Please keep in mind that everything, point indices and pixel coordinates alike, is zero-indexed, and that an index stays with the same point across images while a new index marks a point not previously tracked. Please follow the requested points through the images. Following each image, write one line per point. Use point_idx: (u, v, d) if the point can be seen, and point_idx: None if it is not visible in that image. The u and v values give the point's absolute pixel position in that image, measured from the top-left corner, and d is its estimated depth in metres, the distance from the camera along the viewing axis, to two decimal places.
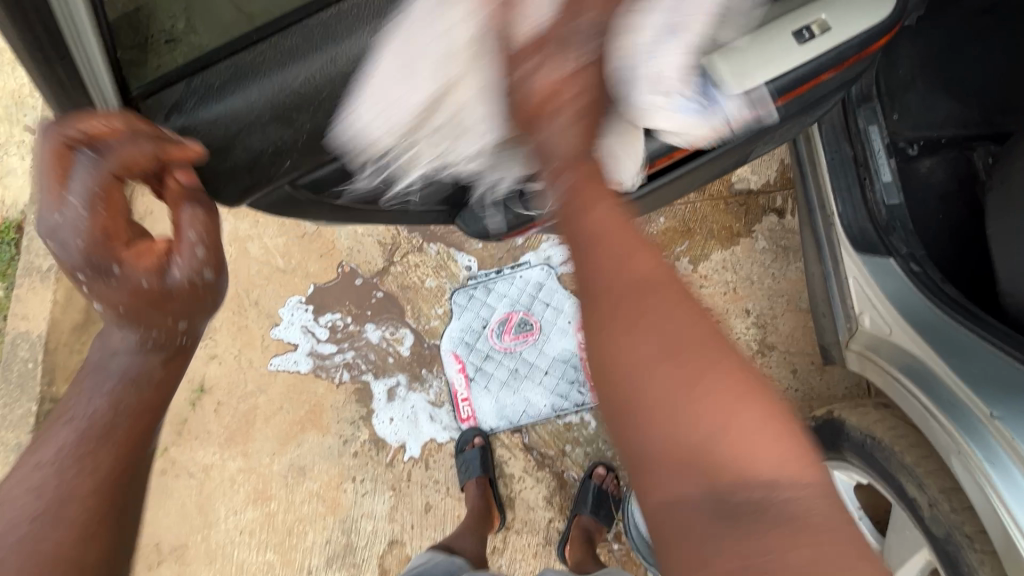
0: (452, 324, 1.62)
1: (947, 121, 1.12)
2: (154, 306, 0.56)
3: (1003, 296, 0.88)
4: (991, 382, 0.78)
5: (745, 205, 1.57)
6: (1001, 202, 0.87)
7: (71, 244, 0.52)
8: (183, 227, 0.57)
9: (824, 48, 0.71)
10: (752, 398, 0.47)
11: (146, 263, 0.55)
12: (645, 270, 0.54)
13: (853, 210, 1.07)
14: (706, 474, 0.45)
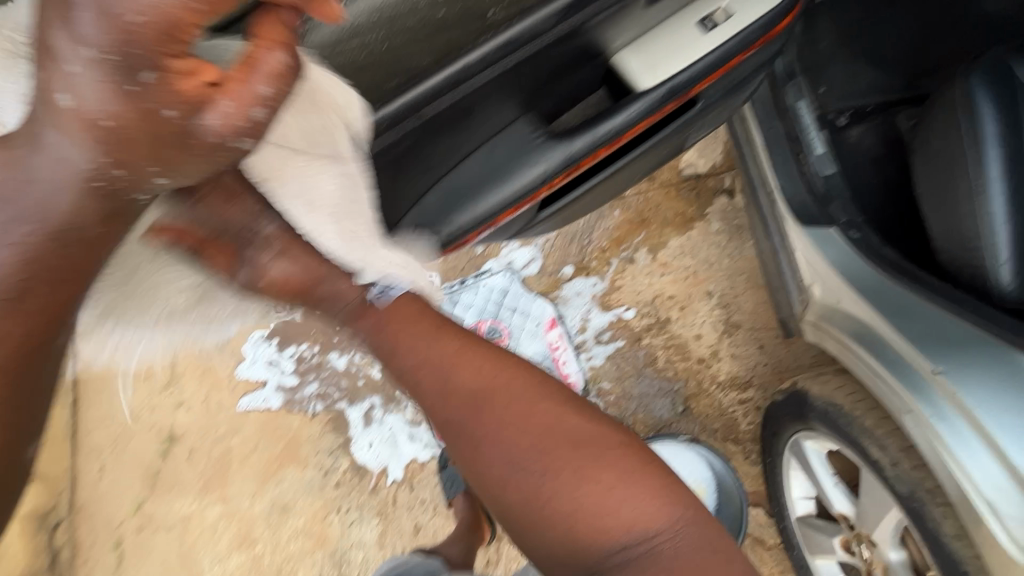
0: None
1: (872, 90, 1.15)
2: (134, 141, 0.41)
3: (938, 254, 0.90)
4: (933, 339, 0.79)
5: (695, 190, 1.59)
6: (926, 162, 0.89)
7: (127, 15, 0.36)
8: (251, 81, 0.43)
9: (729, 34, 0.70)
10: (601, 469, 0.60)
11: (182, 98, 0.40)
12: (483, 383, 0.63)
13: (792, 184, 1.09)
14: (587, 555, 0.58)
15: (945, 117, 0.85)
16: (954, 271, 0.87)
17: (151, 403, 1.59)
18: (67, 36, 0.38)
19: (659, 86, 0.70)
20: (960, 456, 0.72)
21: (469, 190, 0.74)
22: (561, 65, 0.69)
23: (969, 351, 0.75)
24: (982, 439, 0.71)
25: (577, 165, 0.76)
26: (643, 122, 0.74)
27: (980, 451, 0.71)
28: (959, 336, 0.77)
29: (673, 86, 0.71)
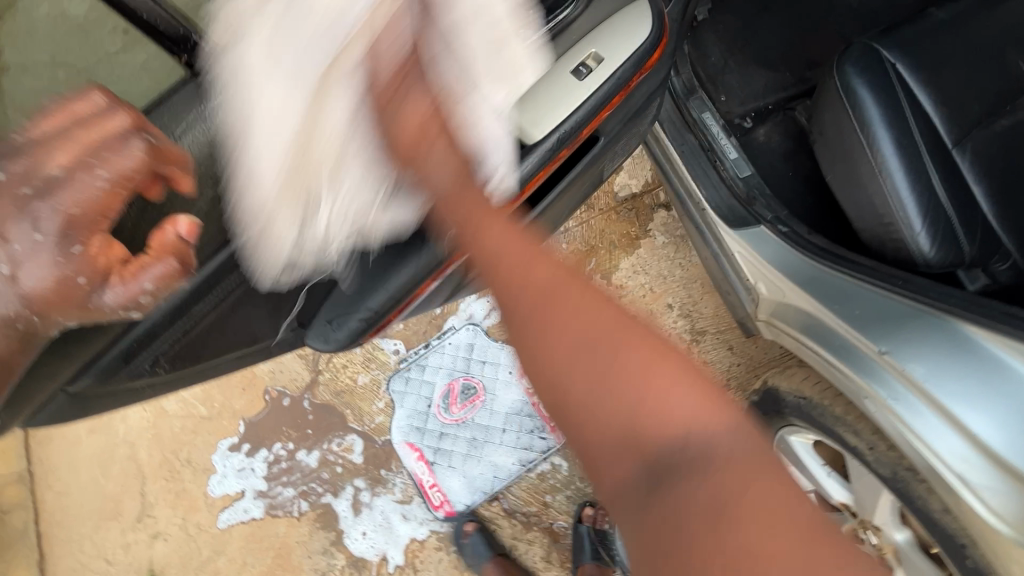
0: (397, 413, 1.55)
1: (768, 89, 1.21)
2: (57, 301, 0.49)
3: (860, 232, 0.92)
4: (875, 321, 0.80)
5: (634, 209, 1.62)
6: (829, 149, 0.92)
7: (62, 207, 0.48)
8: (145, 269, 0.51)
9: (603, 78, 0.71)
10: (666, 368, 0.54)
11: (95, 264, 0.49)
12: (549, 279, 0.60)
13: (717, 192, 1.12)
14: (646, 442, 0.51)
15: (830, 106, 0.89)
16: (877, 248, 0.90)
17: (125, 541, 1.50)
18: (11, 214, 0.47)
19: (546, 140, 0.70)
20: (927, 435, 0.73)
21: (377, 273, 0.70)
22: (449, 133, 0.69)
23: (911, 324, 0.77)
24: (943, 417, 0.71)
25: (487, 226, 0.73)
26: (541, 175, 0.74)
27: (945, 429, 0.71)
28: (898, 315, 0.78)
29: (561, 136, 0.71)
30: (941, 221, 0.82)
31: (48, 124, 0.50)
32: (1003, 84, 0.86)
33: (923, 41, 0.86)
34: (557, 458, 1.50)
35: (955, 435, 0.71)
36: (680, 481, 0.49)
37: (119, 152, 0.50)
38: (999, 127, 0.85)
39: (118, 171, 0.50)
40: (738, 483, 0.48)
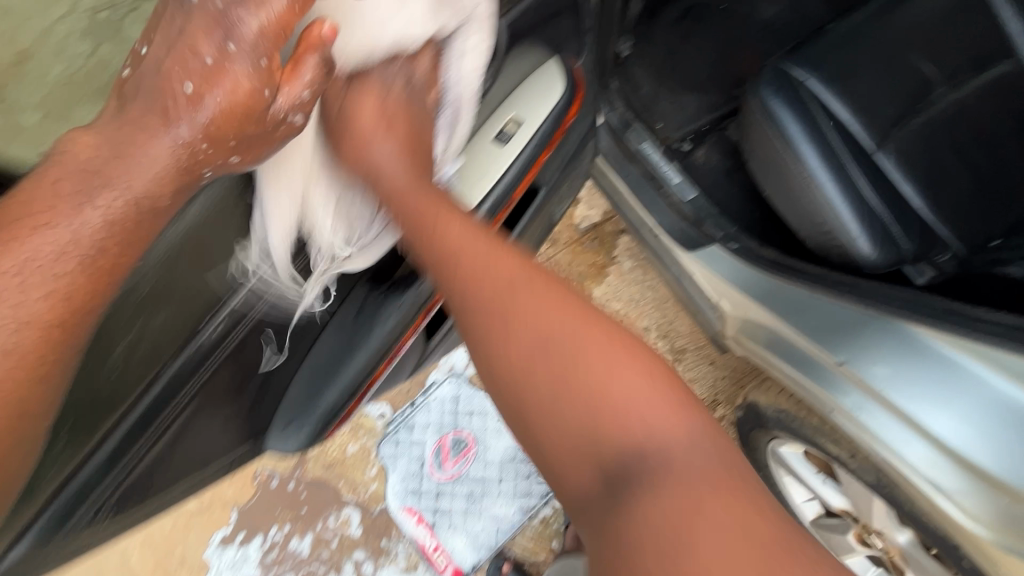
0: (390, 479, 1.52)
1: (700, 111, 1.26)
2: (234, 117, 0.51)
3: (804, 241, 0.94)
4: (826, 331, 0.81)
5: (598, 238, 1.64)
6: (760, 166, 0.95)
7: (231, 23, 0.49)
8: (302, 66, 0.52)
9: (530, 133, 0.77)
10: (635, 371, 0.56)
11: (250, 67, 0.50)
12: (505, 280, 0.59)
13: (666, 215, 1.14)
14: (603, 448, 0.54)
15: (752, 127, 0.93)
16: (823, 254, 0.91)
17: None
18: (199, 26, 0.49)
19: (485, 201, 0.76)
20: (895, 442, 0.73)
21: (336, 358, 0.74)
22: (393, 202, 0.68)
23: (864, 329, 0.77)
24: (902, 421, 0.72)
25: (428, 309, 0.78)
26: (487, 235, 0.79)
27: (910, 436, 0.72)
28: (845, 321, 0.79)
29: (501, 192, 0.78)
30: (875, 222, 0.84)
31: None
32: (912, 82, 0.89)
33: (827, 55, 0.90)
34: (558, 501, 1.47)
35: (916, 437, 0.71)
36: (633, 496, 0.52)
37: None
38: (916, 124, 0.88)
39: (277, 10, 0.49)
40: (687, 502, 0.50)
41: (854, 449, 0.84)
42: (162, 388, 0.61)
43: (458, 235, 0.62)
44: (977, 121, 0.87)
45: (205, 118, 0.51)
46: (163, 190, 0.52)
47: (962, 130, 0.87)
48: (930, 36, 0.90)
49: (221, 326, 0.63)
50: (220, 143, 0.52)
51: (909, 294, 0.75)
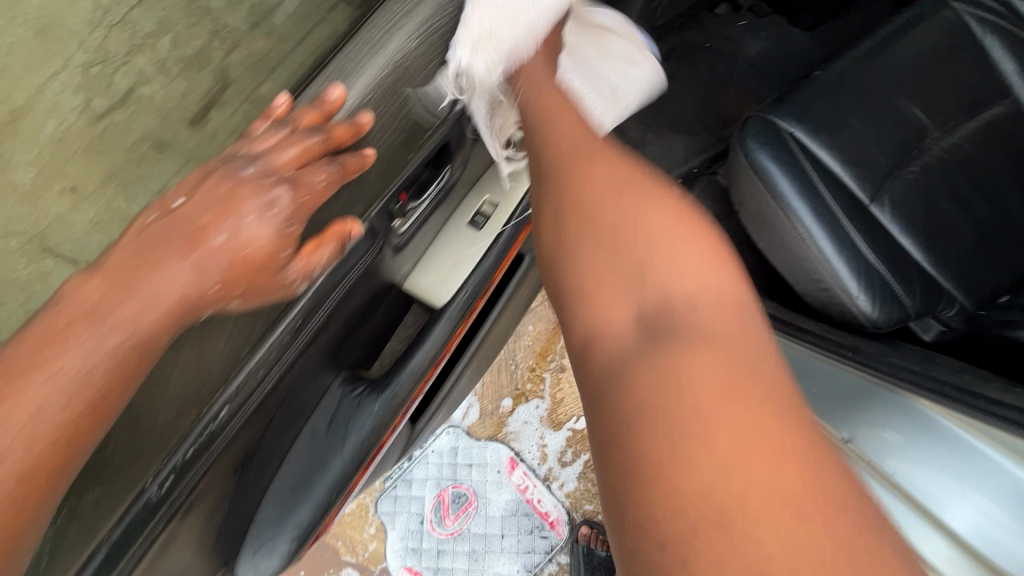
0: (390, 537, 1.45)
1: (689, 153, 1.23)
2: (246, 277, 0.41)
3: (802, 295, 0.89)
4: (839, 403, 0.77)
5: None
6: (752, 217, 0.92)
7: (262, 184, 0.43)
8: (317, 238, 0.44)
9: (500, 228, 0.68)
10: (702, 261, 0.48)
11: (268, 222, 0.42)
12: (576, 142, 0.57)
13: None
14: (638, 287, 0.47)
15: (741, 177, 0.90)
16: (822, 310, 0.87)
17: None
18: (222, 189, 0.42)
19: (455, 301, 0.64)
20: (912, 535, 0.71)
21: (313, 459, 0.57)
22: (359, 307, 0.57)
23: (869, 403, 0.73)
24: (920, 513, 0.70)
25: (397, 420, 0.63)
26: (455, 336, 0.67)
27: (923, 525, 0.70)
28: (861, 395, 0.74)
29: (470, 291, 0.66)
30: (876, 281, 0.80)
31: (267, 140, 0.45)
32: (905, 128, 0.86)
33: (816, 104, 0.87)
34: (563, 556, 1.41)
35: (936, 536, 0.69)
36: (670, 355, 0.41)
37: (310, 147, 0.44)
38: (911, 173, 0.85)
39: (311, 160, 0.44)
40: (728, 416, 0.37)
41: None
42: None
43: (571, 133, 0.59)
44: (972, 168, 0.85)
45: (213, 268, 0.40)
46: (153, 335, 0.38)
47: (959, 178, 0.84)
48: (920, 83, 0.87)
49: (170, 483, 0.40)
50: (230, 298, 0.41)
51: (958, 373, 0.66)
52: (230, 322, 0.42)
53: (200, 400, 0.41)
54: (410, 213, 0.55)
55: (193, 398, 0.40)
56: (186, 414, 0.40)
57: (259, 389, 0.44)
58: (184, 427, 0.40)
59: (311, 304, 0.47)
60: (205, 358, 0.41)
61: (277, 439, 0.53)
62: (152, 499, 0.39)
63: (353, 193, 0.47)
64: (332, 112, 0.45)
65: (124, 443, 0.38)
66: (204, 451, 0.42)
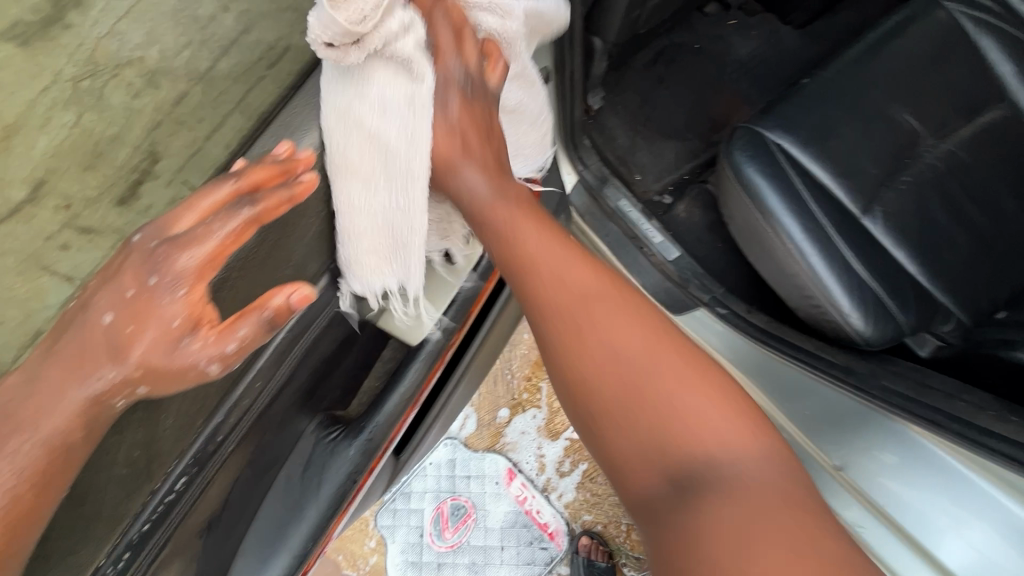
0: (392, 549, 1.31)
1: (680, 159, 1.20)
2: (163, 378, 0.36)
3: (795, 311, 0.87)
4: (826, 425, 0.75)
5: None
6: (742, 231, 0.89)
7: (181, 261, 0.35)
8: (238, 317, 0.36)
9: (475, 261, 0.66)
10: (707, 390, 0.46)
11: (189, 308, 0.36)
12: (553, 262, 0.51)
13: (650, 275, 1.06)
14: (660, 451, 0.44)
15: (728, 192, 0.88)
16: (814, 325, 0.85)
17: None
18: (133, 267, 0.36)
19: (429, 342, 0.62)
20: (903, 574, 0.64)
21: (283, 514, 0.55)
22: (330, 353, 0.56)
23: (864, 429, 0.71)
24: (914, 551, 0.64)
25: (370, 467, 0.60)
26: (432, 376, 0.65)
27: (916, 564, 0.63)
28: (849, 417, 0.73)
29: (444, 330, 0.64)
30: (869, 298, 0.78)
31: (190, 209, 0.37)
32: (899, 135, 0.83)
33: (805, 114, 0.84)
34: (564, 567, 1.31)
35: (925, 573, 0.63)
36: (703, 509, 0.41)
37: (226, 209, 0.36)
38: (903, 184, 0.82)
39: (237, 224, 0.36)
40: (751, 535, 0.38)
41: None
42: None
43: (536, 239, 0.52)
44: (966, 176, 0.83)
45: (134, 361, 0.35)
46: (75, 445, 0.34)
47: (954, 188, 0.82)
48: (912, 88, 0.84)
49: (126, 561, 0.40)
50: (141, 390, 0.36)
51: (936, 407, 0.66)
52: (174, 404, 0.40)
53: (150, 474, 0.40)
54: None
55: (143, 476, 0.40)
56: (135, 493, 0.39)
57: (214, 454, 0.44)
58: (139, 503, 0.40)
59: (272, 360, 0.46)
60: (155, 436, 0.40)
61: (246, 494, 0.52)
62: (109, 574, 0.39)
63: (309, 252, 0.47)
64: (263, 161, 0.38)
65: (69, 533, 0.37)
66: (162, 523, 0.42)
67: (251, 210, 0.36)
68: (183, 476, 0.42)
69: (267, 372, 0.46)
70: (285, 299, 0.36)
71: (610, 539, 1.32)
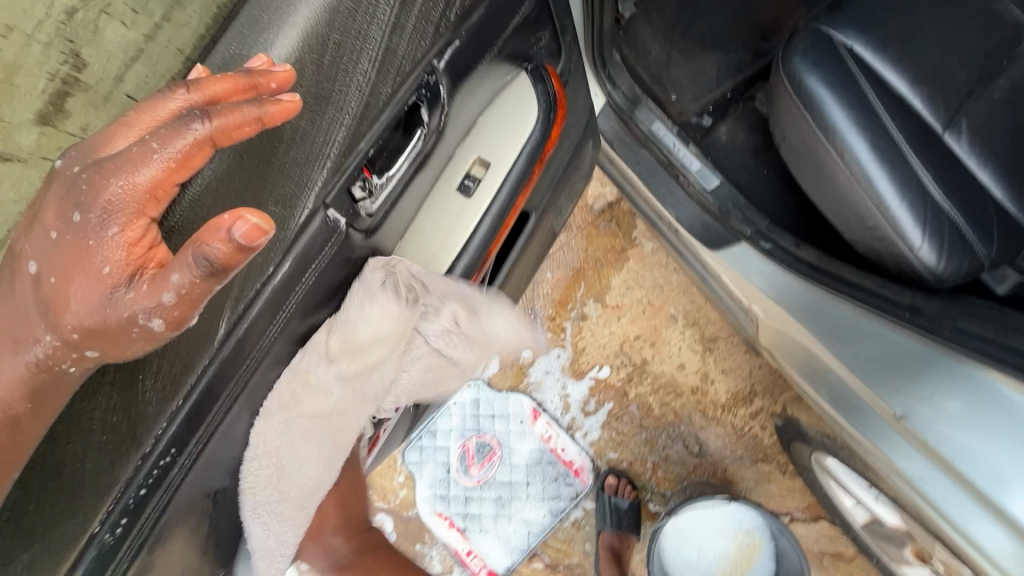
0: (420, 483, 1.26)
1: (723, 74, 1.06)
2: (104, 336, 0.35)
3: (854, 244, 0.77)
4: (884, 368, 0.68)
5: (613, 219, 1.29)
6: (796, 152, 0.78)
7: (110, 192, 0.34)
8: (172, 260, 0.32)
9: (494, 192, 0.58)
10: None
11: (125, 254, 0.34)
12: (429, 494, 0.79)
13: (685, 208, 0.96)
14: None
15: (783, 107, 0.76)
16: (875, 259, 0.76)
17: None
18: (59, 190, 0.35)
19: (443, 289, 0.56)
20: (964, 523, 0.62)
21: None
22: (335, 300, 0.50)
23: (931, 373, 0.64)
24: (985, 506, 0.60)
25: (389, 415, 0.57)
26: None
27: (979, 513, 0.61)
28: (910, 359, 0.66)
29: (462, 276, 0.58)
30: (944, 227, 0.68)
31: (124, 140, 0.35)
32: (989, 35, 0.71)
33: (880, 11, 0.72)
34: (589, 503, 1.24)
35: (992, 523, 0.60)
36: None
37: (176, 125, 0.34)
38: (997, 92, 0.71)
39: (185, 145, 0.34)
40: None
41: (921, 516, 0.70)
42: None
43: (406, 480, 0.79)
44: None
45: (69, 325, 0.35)
46: (22, 413, 0.36)
47: None
48: None
49: (122, 528, 0.39)
50: (88, 352, 0.35)
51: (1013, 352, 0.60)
52: (158, 363, 0.39)
53: (134, 441, 0.38)
54: (377, 191, 0.49)
55: (127, 443, 0.38)
56: (120, 460, 0.38)
57: (201, 399, 0.40)
58: (129, 469, 0.38)
59: (277, 295, 0.43)
60: (154, 376, 0.39)
61: (256, 454, 0.49)
62: (107, 541, 0.39)
63: (281, 178, 0.42)
64: (228, 75, 0.37)
65: (47, 506, 0.38)
66: (158, 486, 0.40)
67: (203, 129, 0.34)
68: (190, 432, 0.41)
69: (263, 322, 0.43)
70: (227, 240, 0.31)
71: (636, 476, 1.23)
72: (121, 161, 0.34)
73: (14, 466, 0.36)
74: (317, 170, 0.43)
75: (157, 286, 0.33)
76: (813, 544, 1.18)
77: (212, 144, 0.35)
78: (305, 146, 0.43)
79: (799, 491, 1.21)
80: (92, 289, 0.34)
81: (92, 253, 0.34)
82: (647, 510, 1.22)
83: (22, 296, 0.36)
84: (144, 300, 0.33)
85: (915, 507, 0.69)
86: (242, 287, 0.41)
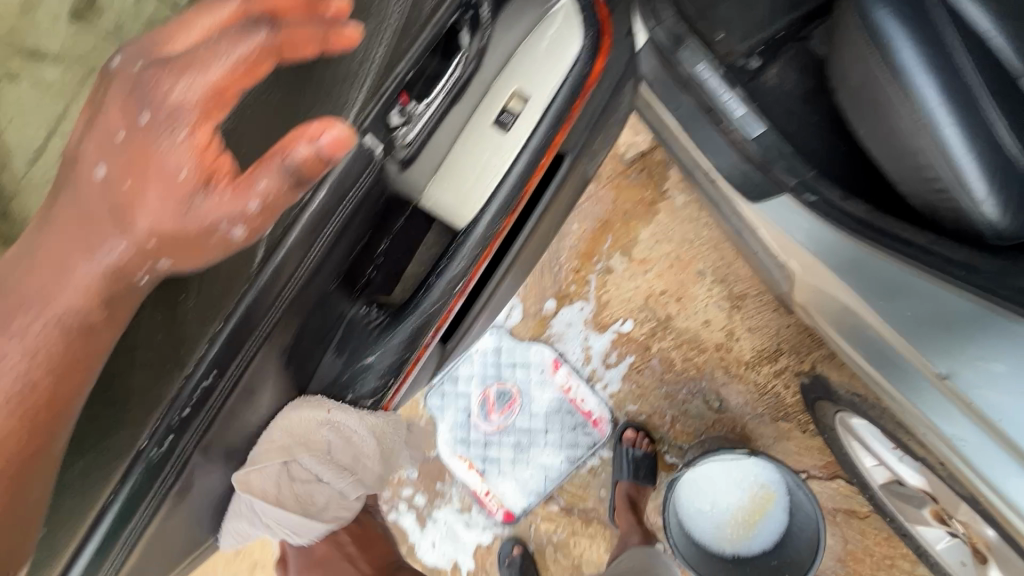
0: (443, 425, 1.29)
1: (777, 10, 0.95)
2: (180, 243, 0.38)
3: (907, 198, 0.74)
4: (928, 326, 0.66)
5: (645, 169, 1.25)
6: (854, 96, 0.73)
7: (177, 96, 0.37)
8: (257, 169, 0.35)
9: (532, 126, 0.54)
10: None
11: (196, 158, 0.37)
12: None
13: (726, 156, 0.91)
14: None
15: (848, 44, 0.70)
16: (931, 214, 0.72)
17: None
18: (124, 88, 0.38)
19: (470, 235, 0.54)
20: (996, 479, 0.62)
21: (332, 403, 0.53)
22: (365, 233, 0.49)
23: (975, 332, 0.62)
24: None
25: (416, 354, 0.58)
26: (475, 271, 0.58)
27: (1015, 472, 0.60)
28: (959, 316, 0.63)
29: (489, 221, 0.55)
30: (1013, 184, 0.63)
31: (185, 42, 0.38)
32: None
33: None
34: (607, 452, 1.26)
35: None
36: None
37: (241, 32, 0.36)
38: None
39: (248, 51, 0.37)
40: None
41: (953, 474, 0.69)
42: (89, 550, 0.42)
43: None
44: None
45: (145, 230, 0.38)
46: (97, 321, 0.40)
47: None
48: None
49: (170, 442, 0.41)
50: (161, 262, 0.39)
51: None
52: (195, 282, 0.42)
53: (178, 363, 0.41)
54: (415, 118, 0.47)
55: (172, 360, 0.41)
56: (166, 379, 0.41)
57: (240, 323, 0.41)
58: (172, 389, 0.41)
59: (312, 225, 0.43)
60: (203, 294, 0.42)
61: (293, 384, 0.50)
62: (154, 457, 0.41)
63: (323, 98, 0.43)
64: None
65: (102, 421, 0.42)
66: (205, 404, 0.42)
67: (270, 37, 0.37)
68: (230, 356, 0.42)
69: (302, 250, 0.42)
70: (313, 146, 0.34)
71: (654, 429, 1.24)
72: (191, 68, 0.36)
73: (85, 379, 0.41)
74: (355, 89, 0.44)
75: (234, 190, 0.36)
76: (828, 501, 1.18)
77: (276, 56, 0.38)
78: (344, 63, 0.44)
79: (817, 450, 1.20)
80: (160, 199, 0.37)
81: (164, 168, 0.37)
82: (663, 461, 1.24)
83: (98, 208, 0.39)
84: (224, 207, 0.37)
85: (944, 462, 0.69)
86: (280, 214, 0.41)
